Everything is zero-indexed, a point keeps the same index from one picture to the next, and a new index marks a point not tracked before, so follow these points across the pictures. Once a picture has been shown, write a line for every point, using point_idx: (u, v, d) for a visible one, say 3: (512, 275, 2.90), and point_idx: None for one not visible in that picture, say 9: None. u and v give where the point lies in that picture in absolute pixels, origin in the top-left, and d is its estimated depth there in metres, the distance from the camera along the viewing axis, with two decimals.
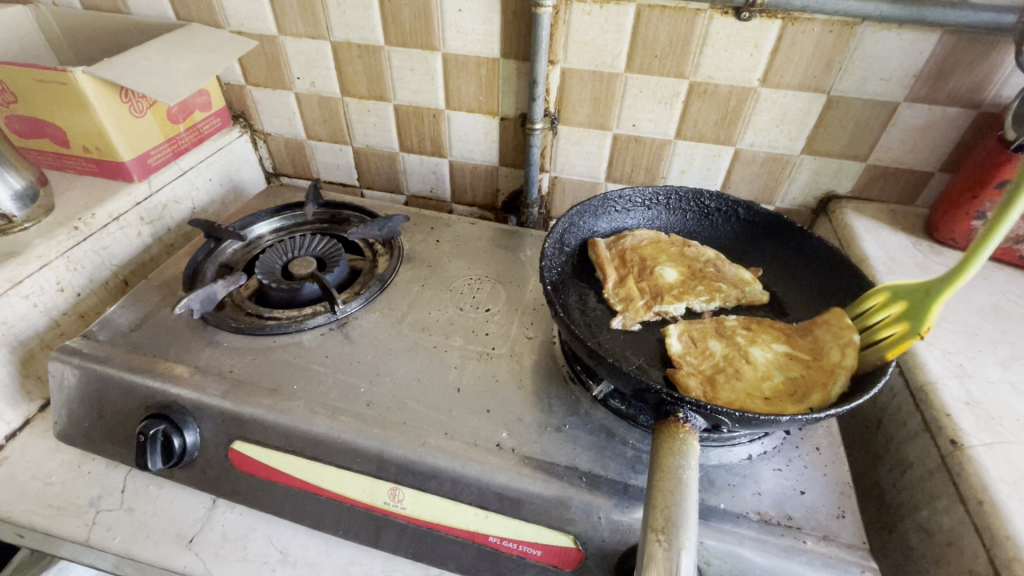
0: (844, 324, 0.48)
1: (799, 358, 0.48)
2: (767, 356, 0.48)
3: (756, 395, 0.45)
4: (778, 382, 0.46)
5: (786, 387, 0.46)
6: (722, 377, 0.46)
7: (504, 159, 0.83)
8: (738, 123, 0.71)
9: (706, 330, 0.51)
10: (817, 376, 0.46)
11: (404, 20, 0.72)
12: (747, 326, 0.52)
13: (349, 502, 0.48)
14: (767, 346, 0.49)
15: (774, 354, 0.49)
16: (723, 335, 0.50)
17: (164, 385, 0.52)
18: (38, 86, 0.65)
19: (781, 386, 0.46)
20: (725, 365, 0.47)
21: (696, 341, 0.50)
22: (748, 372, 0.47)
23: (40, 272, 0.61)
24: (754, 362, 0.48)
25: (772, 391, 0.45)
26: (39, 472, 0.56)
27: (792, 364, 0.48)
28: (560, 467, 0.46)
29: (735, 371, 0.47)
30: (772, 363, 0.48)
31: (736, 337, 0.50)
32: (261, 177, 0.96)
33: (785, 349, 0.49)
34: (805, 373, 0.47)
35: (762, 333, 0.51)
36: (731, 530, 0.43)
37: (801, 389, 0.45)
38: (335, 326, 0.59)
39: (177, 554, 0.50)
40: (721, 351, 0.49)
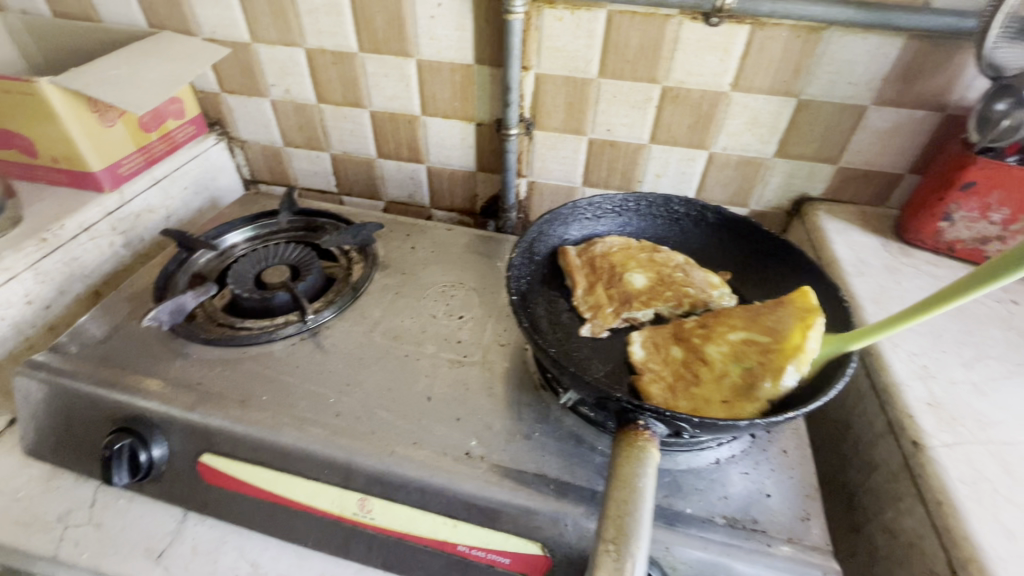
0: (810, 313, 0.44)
1: (755, 342, 0.45)
2: (723, 347, 0.46)
3: (714, 399, 0.44)
4: (736, 377, 0.45)
5: (743, 381, 0.44)
6: (678, 383, 0.46)
7: (481, 165, 0.83)
8: (711, 127, 0.72)
9: (668, 335, 0.50)
10: (766, 365, 0.43)
11: (376, 27, 0.72)
12: (705, 320, 0.50)
13: (318, 513, 0.48)
14: (722, 338, 0.47)
15: (730, 346, 0.47)
16: (683, 340, 0.49)
17: (131, 398, 0.51)
18: (4, 96, 0.64)
19: (737, 382, 0.44)
20: (685, 371, 0.47)
21: (658, 347, 0.50)
22: (705, 375, 0.46)
23: (6, 285, 0.60)
24: (711, 361, 0.46)
25: (728, 392, 0.44)
26: (6, 487, 0.56)
27: (750, 352, 0.45)
28: (528, 474, 0.46)
29: (692, 376, 0.46)
30: (728, 356, 0.46)
31: (694, 337, 0.49)
32: (238, 184, 0.95)
33: (744, 335, 0.47)
34: (762, 361, 0.44)
35: (720, 324, 0.48)
36: (697, 534, 0.43)
37: (756, 380, 0.43)
38: (307, 335, 0.59)
39: (146, 568, 0.50)
40: (680, 355, 0.48)
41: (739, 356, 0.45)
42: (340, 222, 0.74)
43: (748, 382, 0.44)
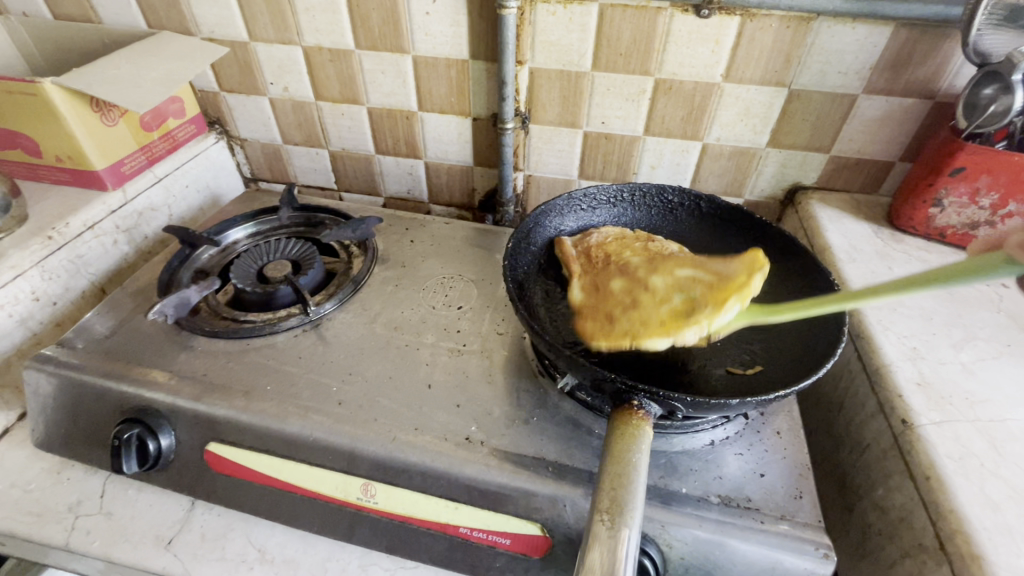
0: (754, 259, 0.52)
1: (700, 279, 0.52)
2: (666, 283, 0.53)
3: (649, 318, 0.49)
4: (677, 304, 0.50)
5: (683, 308, 0.50)
6: (622, 310, 0.51)
7: (478, 159, 0.84)
8: (704, 118, 0.73)
9: (612, 271, 0.56)
10: (709, 296, 0.50)
11: (373, 24, 0.73)
12: (651, 264, 0.56)
13: (323, 498, 0.49)
14: (669, 273, 0.54)
15: (673, 281, 0.53)
16: (627, 273, 0.55)
17: (138, 390, 0.53)
18: (8, 97, 0.65)
19: (676, 306, 0.50)
20: (627, 298, 0.52)
21: (599, 285, 0.55)
22: (647, 300, 0.51)
23: (14, 282, 0.61)
24: (654, 291, 0.52)
25: (665, 313, 0.50)
26: (18, 479, 0.57)
27: (694, 286, 0.52)
28: (527, 458, 0.47)
29: (633, 301, 0.52)
30: (672, 287, 0.52)
31: (638, 272, 0.55)
32: (238, 182, 0.97)
33: (690, 274, 0.53)
34: (706, 292, 0.51)
35: (666, 265, 0.55)
36: (692, 512, 0.44)
37: (698, 308, 0.49)
38: (309, 327, 0.60)
39: (156, 555, 0.51)
40: (622, 286, 0.54)
41: (680, 293, 0.51)
42: (340, 217, 0.76)
43: (689, 313, 0.49)
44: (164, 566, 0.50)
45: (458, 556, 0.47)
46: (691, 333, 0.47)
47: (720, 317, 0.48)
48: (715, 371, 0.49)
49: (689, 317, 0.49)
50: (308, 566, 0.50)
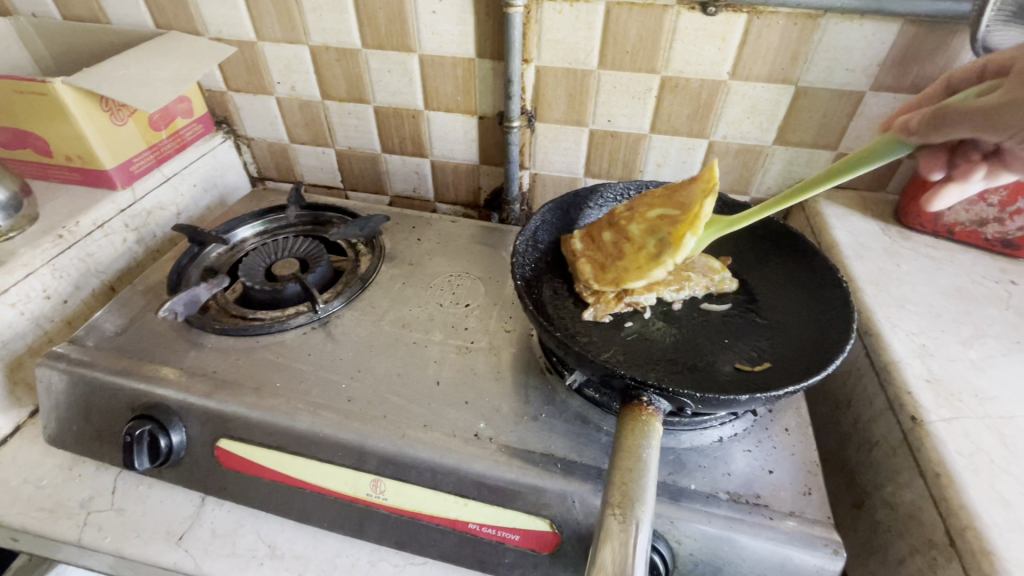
0: (709, 185, 0.50)
1: (669, 215, 0.53)
2: (642, 224, 0.54)
3: (629, 266, 0.53)
4: (651, 246, 0.53)
5: (658, 249, 0.52)
6: (609, 260, 0.55)
7: (484, 158, 0.84)
8: (710, 116, 0.73)
9: (600, 225, 0.58)
10: (676, 229, 0.51)
11: (379, 23, 0.73)
12: (631, 206, 0.56)
13: (333, 494, 0.49)
14: (643, 212, 0.55)
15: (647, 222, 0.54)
16: (612, 222, 0.57)
17: (149, 386, 0.53)
18: (19, 97, 0.66)
19: (649, 251, 0.53)
20: (613, 246, 0.55)
21: (594, 236, 0.58)
22: (629, 248, 0.54)
23: (26, 280, 0.62)
24: (633, 236, 0.54)
25: (642, 259, 0.53)
26: (30, 475, 0.58)
27: (662, 225, 0.53)
28: (536, 454, 0.48)
29: (617, 251, 0.55)
30: (645, 230, 0.54)
31: (619, 220, 0.56)
32: (245, 181, 0.97)
33: (659, 211, 0.54)
34: (670, 231, 0.52)
35: (642, 204, 0.55)
36: (701, 509, 0.44)
37: (665, 249, 0.52)
38: (318, 325, 0.60)
39: (167, 551, 0.51)
40: (609, 236, 0.56)
41: (654, 229, 0.53)
42: (348, 215, 0.76)
43: (661, 250, 0.52)
44: (176, 562, 0.51)
45: (467, 552, 0.47)
46: (660, 272, 0.52)
47: (682, 253, 0.51)
48: (723, 368, 0.49)
49: (661, 254, 0.52)
50: (318, 561, 0.51)
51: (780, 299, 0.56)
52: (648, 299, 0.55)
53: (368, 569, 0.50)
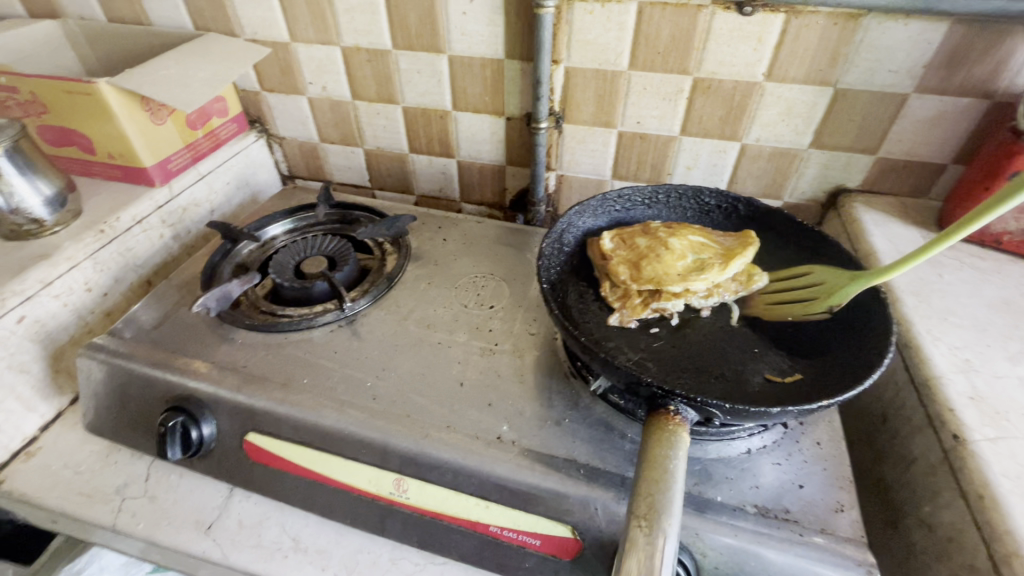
0: (749, 236, 0.57)
1: (709, 244, 0.57)
2: (683, 242, 0.56)
3: (671, 273, 0.54)
4: (691, 261, 0.55)
5: (702, 265, 0.54)
6: (644, 262, 0.54)
7: (511, 159, 0.84)
8: (744, 118, 0.71)
9: (635, 231, 0.58)
10: (721, 256, 0.55)
11: (410, 24, 0.73)
12: (670, 227, 0.59)
13: (356, 491, 0.50)
14: (684, 234, 0.57)
15: (689, 242, 0.57)
16: (648, 233, 0.58)
17: (182, 379, 0.54)
18: (66, 97, 0.68)
19: (691, 264, 0.54)
20: (649, 251, 0.55)
21: (626, 239, 0.58)
22: (667, 255, 0.55)
23: (69, 273, 0.64)
24: (672, 247, 0.56)
25: (684, 269, 0.54)
26: (70, 461, 0.60)
27: (705, 248, 0.56)
28: (559, 459, 0.47)
29: (655, 256, 0.55)
30: (688, 247, 0.56)
31: (658, 232, 0.58)
32: (276, 180, 0.99)
33: (700, 238, 0.57)
34: (715, 254, 0.55)
35: (680, 228, 0.59)
36: (727, 522, 0.43)
37: (708, 265, 0.54)
38: (344, 323, 0.61)
39: (196, 539, 0.53)
40: (645, 242, 0.57)
41: (695, 250, 0.56)
42: (376, 215, 0.77)
43: (704, 266, 0.54)
44: (204, 550, 0.52)
45: (487, 554, 0.47)
46: (700, 283, 0.53)
47: (728, 272, 0.53)
48: (752, 378, 0.48)
49: (703, 270, 0.54)
50: (340, 556, 0.51)
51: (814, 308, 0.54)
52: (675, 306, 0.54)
53: (389, 567, 0.51)
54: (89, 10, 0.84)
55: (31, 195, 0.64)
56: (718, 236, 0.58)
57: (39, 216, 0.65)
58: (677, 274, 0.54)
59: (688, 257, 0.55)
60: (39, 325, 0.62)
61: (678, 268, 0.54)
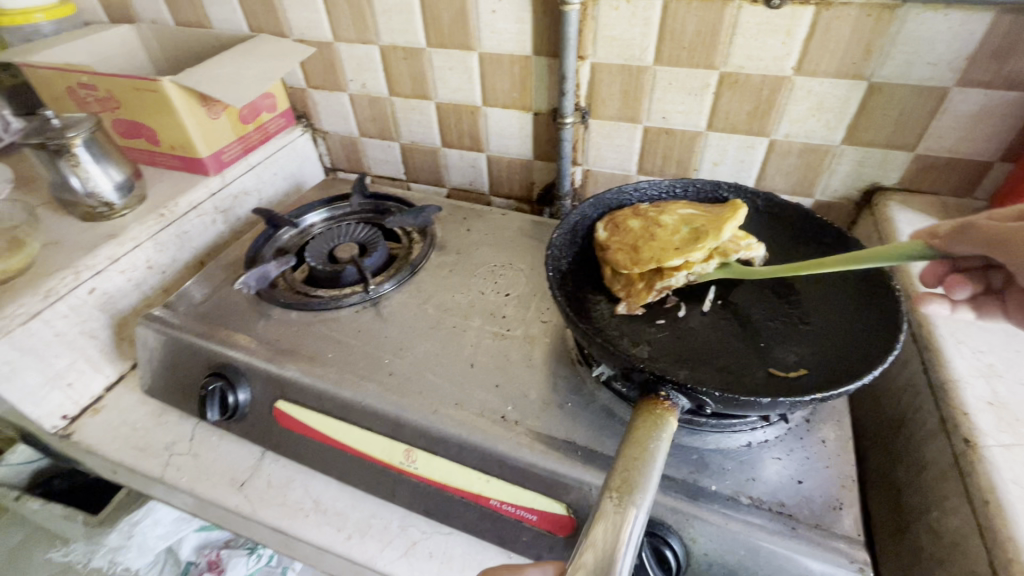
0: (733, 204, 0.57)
1: (701, 216, 0.57)
2: (674, 217, 0.57)
3: (668, 246, 0.54)
4: (686, 232, 0.55)
5: (696, 234, 0.54)
6: (638, 243, 0.55)
7: (538, 153, 0.86)
8: (772, 113, 0.70)
9: (626, 216, 0.59)
10: (712, 223, 0.55)
11: (443, 23, 0.77)
12: (659, 206, 0.60)
13: (370, 460, 0.54)
14: (673, 210, 0.59)
15: (681, 217, 0.57)
16: (639, 215, 0.59)
17: (223, 349, 0.60)
18: (136, 94, 0.76)
19: (687, 236, 0.55)
20: (643, 232, 0.56)
21: (619, 225, 0.59)
22: (660, 232, 0.56)
23: (134, 252, 0.72)
24: (666, 225, 0.57)
25: (681, 241, 0.54)
26: (129, 418, 0.68)
27: (696, 219, 0.56)
28: (559, 440, 0.49)
29: (650, 236, 0.56)
30: (681, 222, 0.57)
31: (649, 213, 0.59)
32: (320, 172, 1.06)
33: (692, 211, 0.58)
34: (708, 222, 0.55)
35: (669, 206, 0.60)
36: (719, 510, 0.44)
37: (703, 233, 0.54)
38: (369, 305, 0.65)
39: (230, 494, 0.59)
40: (637, 224, 0.58)
41: (687, 223, 0.56)
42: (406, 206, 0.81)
43: (699, 234, 0.54)
44: (236, 505, 0.58)
45: (487, 526, 0.50)
46: (698, 252, 0.53)
47: (723, 235, 0.53)
48: (754, 372, 0.48)
49: (697, 239, 0.54)
50: (355, 519, 0.56)
51: (828, 306, 0.53)
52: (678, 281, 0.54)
53: (399, 532, 0.54)
54: (160, 15, 0.93)
55: (104, 180, 0.71)
56: (707, 208, 0.58)
57: (109, 199, 0.73)
58: (672, 246, 0.54)
59: (682, 231, 0.55)
60: (107, 297, 0.70)
61: (672, 241, 0.54)
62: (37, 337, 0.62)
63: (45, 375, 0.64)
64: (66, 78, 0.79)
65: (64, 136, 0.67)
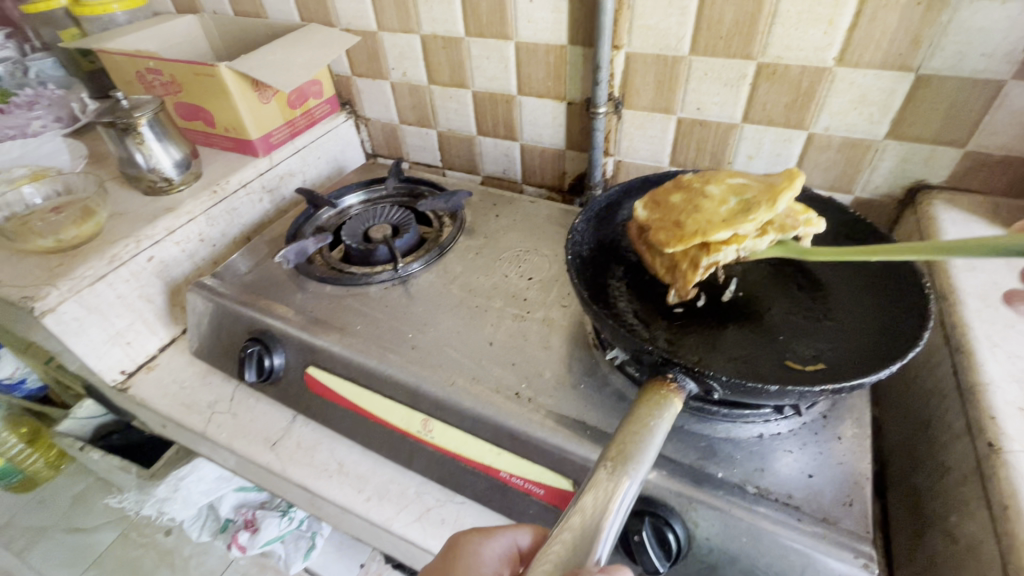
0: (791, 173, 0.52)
1: (752, 185, 0.53)
2: (722, 187, 0.53)
3: (713, 220, 0.50)
4: (735, 204, 0.51)
5: (744, 206, 0.50)
6: (681, 218, 0.52)
7: (570, 143, 0.87)
8: (811, 105, 0.68)
9: (667, 191, 0.57)
10: (764, 193, 0.50)
11: (481, 12, 0.79)
12: (707, 177, 0.56)
13: (391, 427, 0.57)
14: (721, 181, 0.55)
15: (729, 187, 0.53)
16: (682, 188, 0.56)
17: (262, 317, 0.65)
18: (196, 79, 0.82)
19: (735, 208, 0.51)
20: (687, 207, 0.53)
21: (660, 200, 0.56)
22: (706, 205, 0.52)
23: (188, 225, 0.78)
24: (711, 197, 0.53)
25: (728, 213, 0.50)
26: (178, 377, 0.74)
27: (747, 189, 0.52)
28: (569, 419, 0.50)
29: (693, 210, 0.52)
30: (729, 192, 0.53)
31: (693, 185, 0.55)
32: (361, 157, 1.10)
33: (742, 181, 0.54)
34: (759, 192, 0.51)
35: (716, 176, 0.56)
36: (723, 496, 0.44)
37: (754, 205, 0.50)
38: (397, 283, 0.68)
39: (263, 452, 0.63)
40: (679, 199, 0.55)
41: (738, 193, 0.52)
42: (439, 190, 0.84)
43: (748, 207, 0.50)
44: (267, 461, 0.62)
45: (497, 497, 0.52)
46: (749, 225, 0.49)
47: (777, 206, 0.49)
48: (769, 364, 0.48)
49: (747, 210, 0.50)
50: (374, 483, 0.59)
51: (855, 303, 0.52)
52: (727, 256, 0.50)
53: (414, 498, 0.57)
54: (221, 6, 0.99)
55: (163, 157, 0.78)
56: (761, 178, 0.54)
57: (168, 175, 0.79)
58: (719, 219, 0.50)
59: (730, 203, 0.51)
60: (163, 265, 0.76)
61: (720, 213, 0.51)
62: (102, 297, 0.69)
63: (108, 332, 0.71)
64: (136, 63, 0.86)
65: (132, 115, 0.74)
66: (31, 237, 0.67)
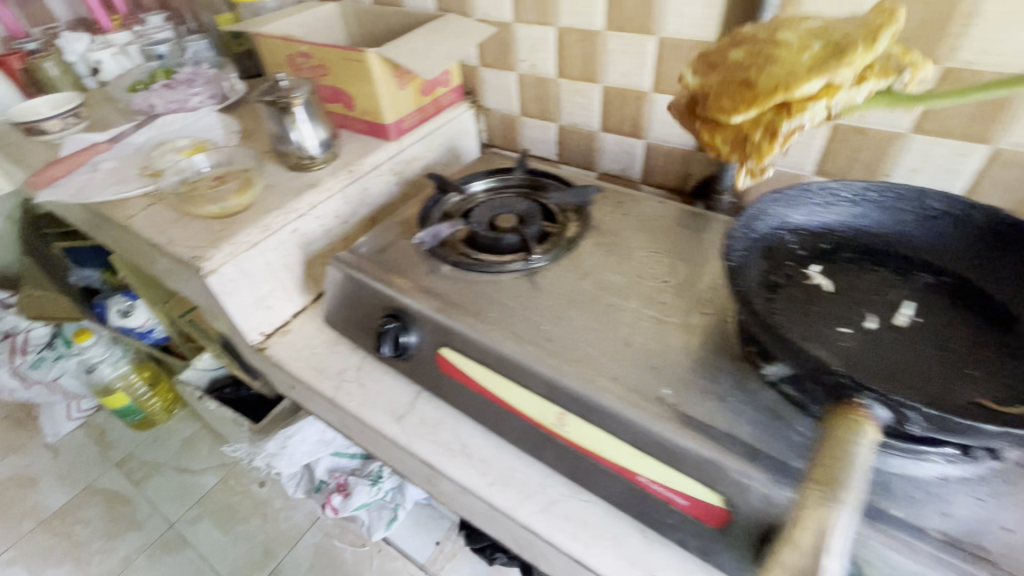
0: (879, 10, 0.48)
1: (834, 28, 0.49)
2: (797, 34, 0.50)
3: (797, 67, 0.47)
4: (817, 50, 0.48)
5: (830, 51, 0.46)
6: (753, 71, 0.50)
7: (702, 144, 0.84)
8: (1002, 117, 0.61)
9: (723, 48, 0.54)
10: (857, 32, 0.47)
11: (627, 6, 0.77)
12: (773, 27, 0.53)
13: (524, 416, 0.57)
14: (795, 27, 0.51)
15: (805, 33, 0.50)
16: (742, 44, 0.53)
17: (398, 295, 0.67)
18: (343, 64, 0.86)
19: (818, 52, 0.47)
20: (753, 62, 0.50)
21: (716, 63, 0.54)
22: (781, 55, 0.49)
23: (328, 201, 0.83)
24: (785, 45, 0.50)
25: (810, 60, 0.47)
26: (310, 343, 0.79)
27: (823, 34, 0.49)
28: (720, 432, 0.48)
29: (765, 60, 0.49)
30: (806, 37, 0.50)
31: (762, 36, 0.52)
32: (477, 146, 1.12)
33: (816, 26, 0.50)
34: (845, 36, 0.47)
35: (785, 23, 0.53)
36: (904, 539, 0.41)
37: (848, 47, 0.46)
38: (527, 274, 0.69)
39: (390, 424, 0.66)
40: (742, 53, 0.52)
41: (815, 40, 0.48)
42: (564, 184, 0.83)
43: (836, 51, 0.46)
44: (394, 433, 0.65)
45: (632, 500, 0.52)
46: (847, 72, 0.45)
47: (877, 44, 0.45)
48: (962, 402, 0.43)
49: (831, 58, 0.46)
50: (498, 469, 0.60)
51: None
52: (812, 114, 0.47)
53: (539, 489, 0.57)
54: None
55: (311, 136, 0.82)
56: (844, 19, 0.50)
57: (313, 153, 0.84)
58: (794, 74, 0.47)
59: (812, 52, 0.48)
60: (305, 237, 0.81)
61: (803, 62, 0.47)
62: (254, 262, 0.74)
63: (255, 295, 0.76)
64: (290, 47, 0.92)
65: (289, 95, 0.79)
66: (200, 202, 0.74)
